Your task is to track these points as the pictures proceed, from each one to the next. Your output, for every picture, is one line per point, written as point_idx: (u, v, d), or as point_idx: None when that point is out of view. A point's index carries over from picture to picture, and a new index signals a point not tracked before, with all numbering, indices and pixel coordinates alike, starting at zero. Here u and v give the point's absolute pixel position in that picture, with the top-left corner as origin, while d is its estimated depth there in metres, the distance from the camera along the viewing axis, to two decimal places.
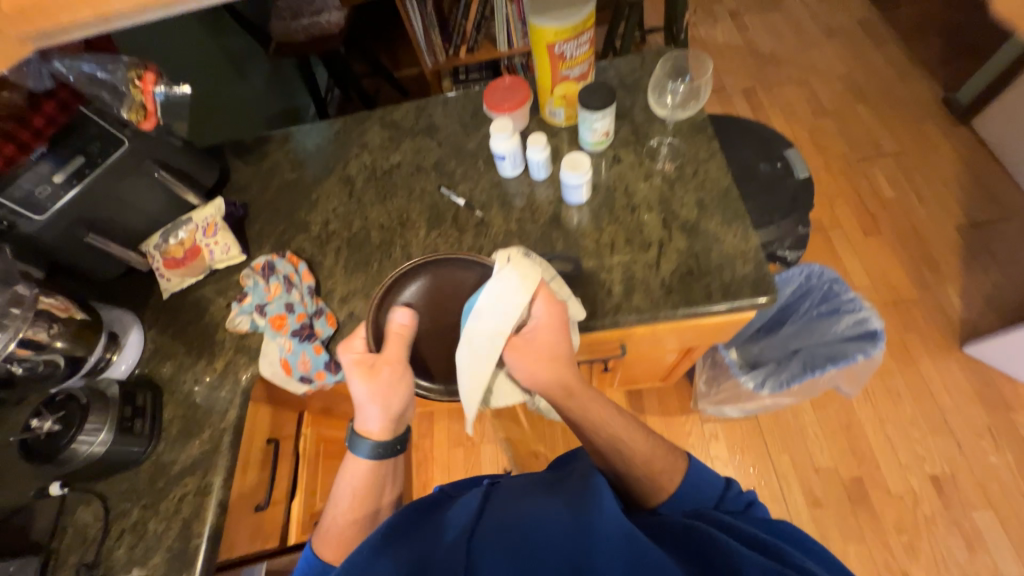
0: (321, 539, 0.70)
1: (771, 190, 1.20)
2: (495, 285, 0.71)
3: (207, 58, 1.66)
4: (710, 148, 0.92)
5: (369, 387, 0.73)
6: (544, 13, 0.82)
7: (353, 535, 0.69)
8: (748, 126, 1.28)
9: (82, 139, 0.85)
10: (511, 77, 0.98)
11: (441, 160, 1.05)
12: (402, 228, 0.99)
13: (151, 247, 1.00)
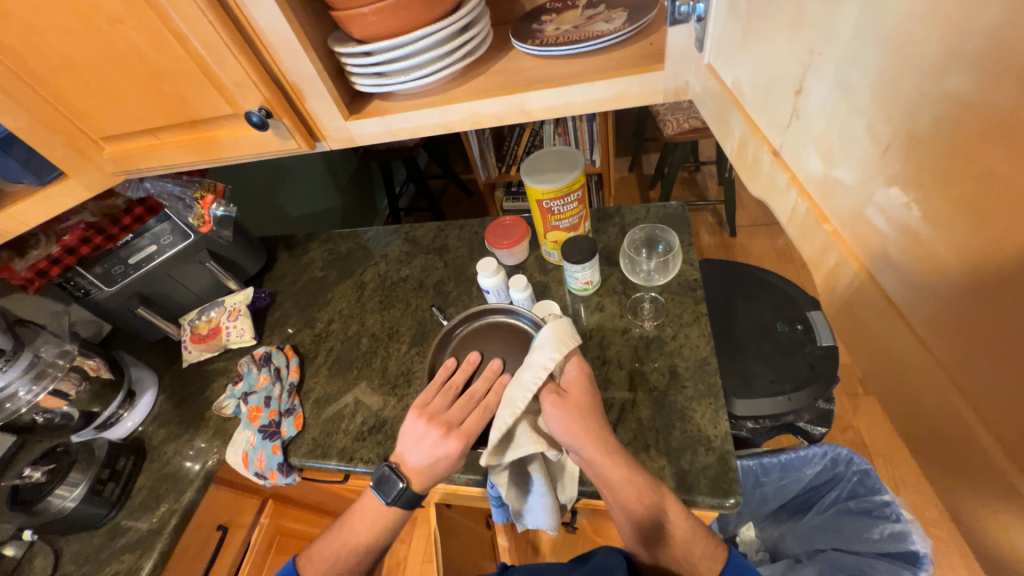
0: (320, 550, 0.73)
1: (786, 354, 1.09)
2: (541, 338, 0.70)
3: (305, 163, 2.00)
4: (694, 312, 0.89)
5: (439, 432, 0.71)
6: (536, 175, 0.91)
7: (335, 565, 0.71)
8: (769, 281, 1.22)
9: (155, 233, 1.05)
10: (511, 217, 1.05)
11: (441, 281, 1.13)
12: (389, 339, 1.05)
13: (187, 320, 1.18)
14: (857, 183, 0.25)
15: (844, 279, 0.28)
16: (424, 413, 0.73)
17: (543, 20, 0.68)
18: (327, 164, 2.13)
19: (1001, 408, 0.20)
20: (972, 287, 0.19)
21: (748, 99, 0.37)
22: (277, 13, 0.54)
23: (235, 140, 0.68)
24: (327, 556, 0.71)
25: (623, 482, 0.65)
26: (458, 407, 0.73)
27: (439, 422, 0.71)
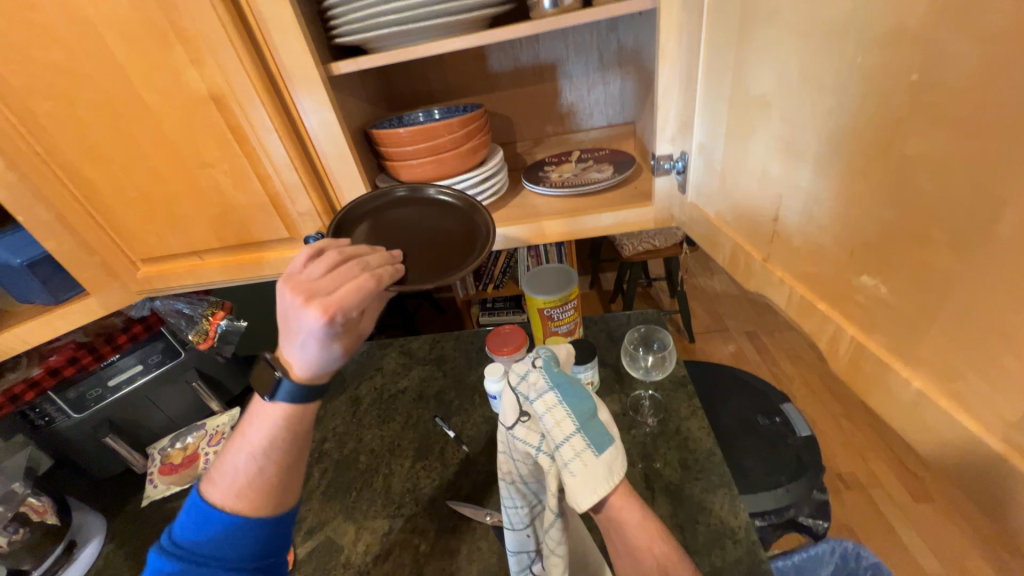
0: (222, 482, 0.55)
1: (772, 446, 1.16)
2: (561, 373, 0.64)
3: None
4: (689, 406, 0.96)
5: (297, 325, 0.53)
6: (537, 288, 1.03)
7: (252, 492, 0.54)
8: (740, 378, 1.34)
9: (147, 350, 1.02)
10: (510, 325, 1.15)
11: (442, 390, 1.15)
12: (390, 455, 1.01)
13: (156, 449, 1.07)
14: (838, 278, 0.37)
15: (843, 344, 0.37)
16: (286, 278, 0.53)
17: (547, 169, 0.87)
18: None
19: (981, 420, 0.28)
20: (935, 335, 0.29)
21: (733, 225, 0.52)
22: (349, 161, 0.68)
23: (282, 260, 0.75)
24: (235, 474, 0.54)
25: (631, 517, 0.57)
26: (331, 273, 0.53)
27: (296, 288, 0.51)
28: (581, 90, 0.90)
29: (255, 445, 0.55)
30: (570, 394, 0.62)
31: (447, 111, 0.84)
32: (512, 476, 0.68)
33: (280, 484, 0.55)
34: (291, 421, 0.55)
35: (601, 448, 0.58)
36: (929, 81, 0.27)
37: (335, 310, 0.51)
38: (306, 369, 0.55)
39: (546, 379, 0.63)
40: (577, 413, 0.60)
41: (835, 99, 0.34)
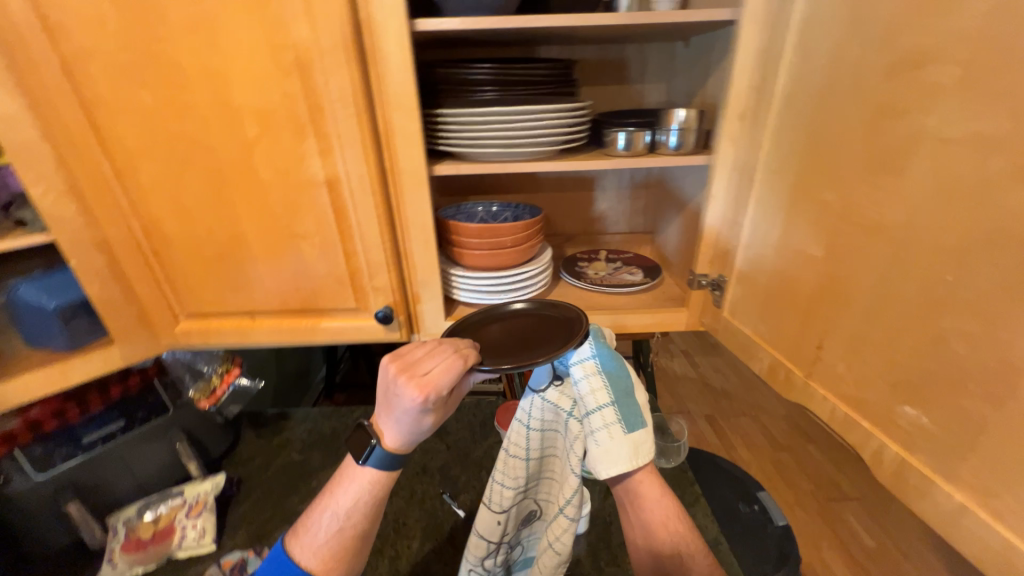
0: (305, 539, 0.65)
1: (754, 535, 1.23)
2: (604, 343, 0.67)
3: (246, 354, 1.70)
4: (692, 494, 1.02)
5: (394, 396, 0.63)
6: None
7: (334, 551, 0.63)
8: (719, 464, 1.43)
9: (136, 404, 0.96)
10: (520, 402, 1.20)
11: (446, 465, 1.14)
12: (396, 535, 0.97)
13: (120, 519, 0.94)
14: (882, 405, 0.48)
15: (887, 458, 0.47)
16: (394, 355, 0.64)
17: (582, 265, 0.99)
18: (280, 354, 1.89)
19: (1015, 529, 0.37)
20: (970, 459, 0.40)
21: (771, 343, 0.63)
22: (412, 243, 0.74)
23: (341, 329, 0.77)
24: (320, 535, 0.64)
25: (650, 494, 0.63)
26: (431, 354, 0.64)
27: (403, 367, 0.62)
28: (612, 201, 1.05)
29: (339, 506, 0.65)
30: (610, 366, 0.64)
31: (505, 207, 0.94)
32: (520, 446, 0.70)
33: (353, 546, 0.64)
34: (373, 487, 0.65)
35: (632, 426, 0.61)
36: (961, 283, 0.39)
37: (432, 393, 0.60)
38: (395, 441, 0.64)
39: (591, 347, 0.65)
40: (615, 387, 0.63)
41: (879, 275, 0.46)
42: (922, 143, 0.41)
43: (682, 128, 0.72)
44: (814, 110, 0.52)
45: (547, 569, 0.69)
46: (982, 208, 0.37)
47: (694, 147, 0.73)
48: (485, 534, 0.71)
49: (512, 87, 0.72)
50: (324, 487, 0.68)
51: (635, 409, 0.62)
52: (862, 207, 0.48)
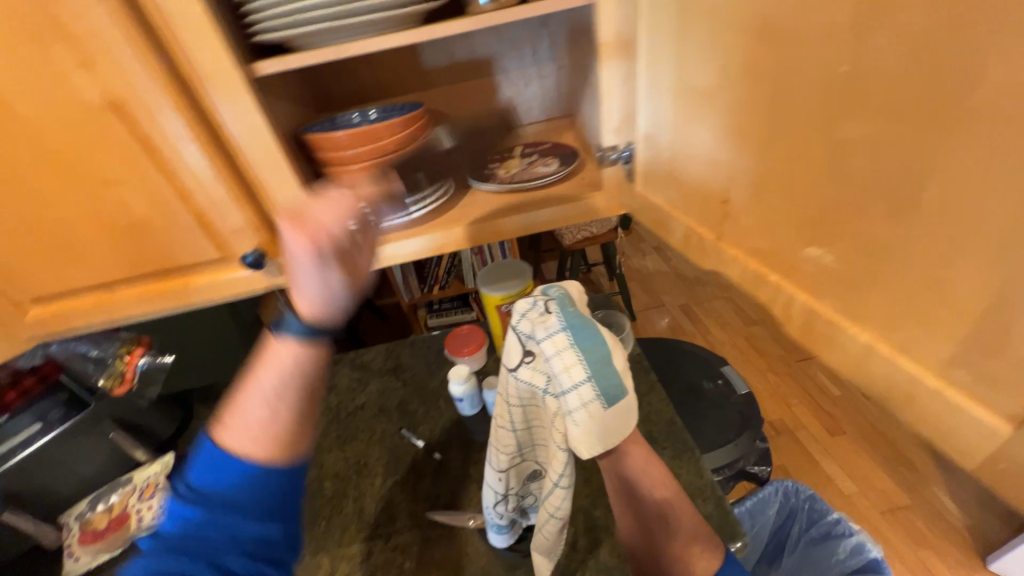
0: (233, 427, 0.53)
1: (719, 408, 1.26)
2: (575, 319, 0.68)
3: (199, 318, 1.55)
4: (648, 382, 1.01)
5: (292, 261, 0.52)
6: (493, 283, 1.02)
7: (273, 433, 0.51)
8: (684, 349, 1.43)
9: (47, 405, 0.89)
10: (468, 326, 1.15)
11: (404, 400, 1.11)
12: (358, 476, 0.96)
13: (72, 516, 0.92)
14: (786, 251, 0.41)
15: (795, 309, 0.42)
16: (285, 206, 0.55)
17: (492, 166, 0.86)
18: None
19: (918, 358, 0.33)
20: (876, 290, 0.34)
21: (683, 209, 0.55)
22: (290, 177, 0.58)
23: (212, 286, 0.66)
24: (252, 423, 0.51)
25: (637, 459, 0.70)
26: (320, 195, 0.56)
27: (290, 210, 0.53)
28: (518, 84, 0.89)
29: (265, 385, 0.52)
30: (582, 337, 0.66)
31: (384, 110, 0.78)
32: (505, 420, 0.73)
33: (307, 381, 0.52)
34: (299, 362, 0.52)
35: (609, 398, 0.64)
36: (859, 71, 0.30)
37: (336, 224, 0.54)
38: (309, 302, 0.52)
39: (561, 320, 0.67)
40: (588, 355, 0.65)
41: (772, 90, 0.37)
42: None
43: None
44: None
45: (548, 533, 0.70)
46: None
47: None
48: (494, 486, 0.76)
49: None
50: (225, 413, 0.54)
51: (611, 377, 0.64)
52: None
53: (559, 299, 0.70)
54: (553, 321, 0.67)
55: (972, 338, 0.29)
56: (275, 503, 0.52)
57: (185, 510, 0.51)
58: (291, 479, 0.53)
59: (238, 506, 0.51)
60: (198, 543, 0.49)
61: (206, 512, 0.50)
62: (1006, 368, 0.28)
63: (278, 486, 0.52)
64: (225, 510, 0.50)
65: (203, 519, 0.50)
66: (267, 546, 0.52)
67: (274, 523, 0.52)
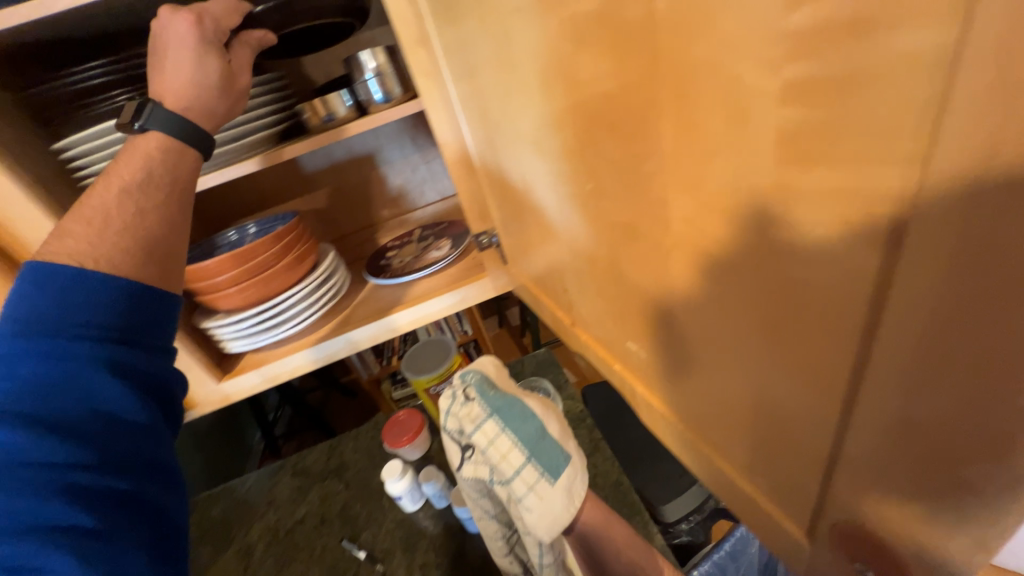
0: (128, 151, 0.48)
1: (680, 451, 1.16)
2: (495, 395, 0.46)
3: None
4: (592, 439, 0.97)
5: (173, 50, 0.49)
6: (419, 369, 1.01)
7: (127, 227, 0.44)
8: None
9: None
10: (406, 410, 1.11)
11: (347, 504, 1.03)
12: None
13: None
14: (617, 341, 0.40)
15: (639, 398, 0.40)
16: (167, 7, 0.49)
17: (388, 255, 0.85)
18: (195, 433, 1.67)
19: (729, 459, 0.31)
20: (683, 386, 0.33)
21: (544, 291, 0.55)
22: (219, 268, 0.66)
23: None
24: (104, 198, 0.44)
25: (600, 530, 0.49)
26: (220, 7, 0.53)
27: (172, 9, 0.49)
28: (404, 172, 0.91)
29: (124, 183, 0.46)
30: (509, 413, 0.45)
31: (265, 223, 0.78)
32: (487, 524, 0.54)
33: (165, 171, 0.48)
34: (152, 191, 0.46)
35: (558, 472, 0.42)
36: (596, 191, 0.30)
37: (183, 26, 0.48)
38: (178, 92, 0.49)
39: (482, 405, 0.46)
40: (523, 436, 0.43)
41: (556, 196, 0.38)
42: (507, 20, 0.30)
43: (379, 75, 0.59)
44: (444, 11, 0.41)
45: None
46: (565, 91, 0.28)
47: (405, 95, 0.60)
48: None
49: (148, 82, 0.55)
50: (51, 234, 0.44)
51: (557, 455, 0.43)
52: (514, 118, 0.37)
53: (473, 372, 0.49)
54: (472, 403, 0.46)
55: (756, 446, 0.28)
56: (132, 333, 0.40)
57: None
58: (150, 352, 0.41)
59: (95, 358, 0.37)
60: (37, 400, 0.34)
61: (34, 400, 0.34)
62: (780, 475, 0.27)
63: (152, 339, 0.42)
64: (70, 344, 0.36)
65: (41, 373, 0.35)
66: (125, 430, 0.36)
67: (138, 395, 0.38)
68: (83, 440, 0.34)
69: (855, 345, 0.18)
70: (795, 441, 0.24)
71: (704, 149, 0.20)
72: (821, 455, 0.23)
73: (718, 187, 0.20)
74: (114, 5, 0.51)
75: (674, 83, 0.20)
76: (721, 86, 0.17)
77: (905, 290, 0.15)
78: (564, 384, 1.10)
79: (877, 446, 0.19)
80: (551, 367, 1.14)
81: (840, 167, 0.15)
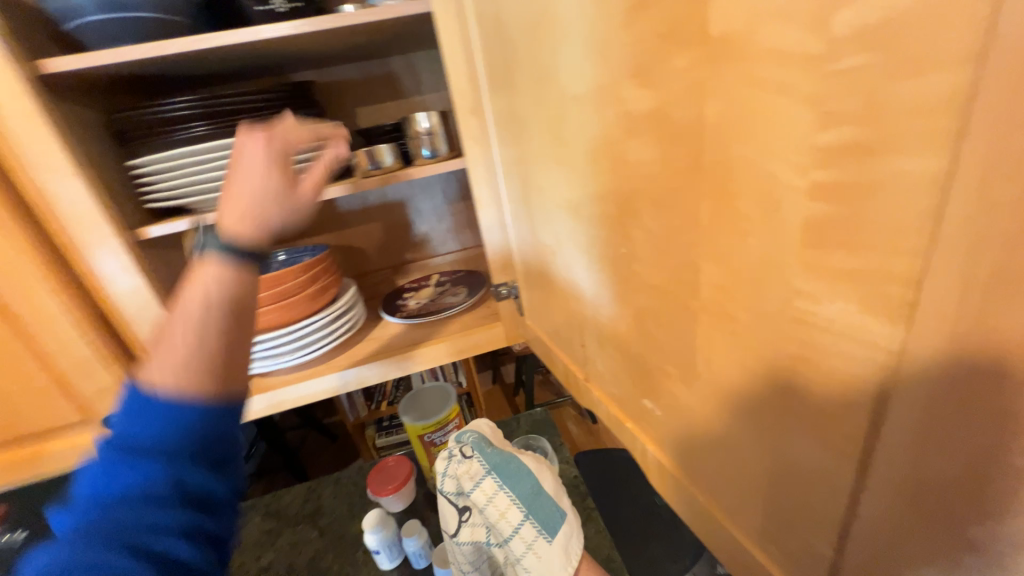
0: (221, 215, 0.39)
1: None
2: (493, 454, 0.49)
3: None
4: (585, 509, 0.93)
5: (249, 175, 0.40)
6: (416, 413, 0.99)
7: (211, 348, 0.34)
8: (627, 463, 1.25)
9: None
10: (394, 457, 1.07)
11: (318, 554, 0.97)
12: None
13: None
14: (632, 399, 0.42)
15: (649, 458, 0.41)
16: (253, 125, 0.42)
17: (405, 296, 0.88)
18: None
19: (740, 523, 0.32)
20: (695, 448, 0.34)
21: (559, 345, 0.57)
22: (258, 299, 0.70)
23: (70, 451, 0.63)
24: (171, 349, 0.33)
25: None
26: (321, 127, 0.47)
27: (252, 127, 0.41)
28: (431, 221, 0.96)
29: (194, 310, 0.34)
30: (509, 471, 0.48)
31: (296, 253, 0.82)
32: None
33: (234, 302, 0.36)
34: (217, 315, 0.35)
35: (554, 529, 0.46)
36: (629, 254, 0.34)
37: (259, 147, 0.40)
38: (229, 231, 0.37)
39: (482, 462, 0.49)
40: (521, 494, 0.47)
41: (586, 257, 0.41)
42: (562, 106, 0.36)
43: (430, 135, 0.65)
44: (501, 93, 0.48)
45: None
46: (609, 169, 0.32)
47: (450, 153, 0.67)
48: None
49: (228, 118, 0.61)
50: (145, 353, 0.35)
51: (552, 509, 0.47)
52: (554, 184, 0.42)
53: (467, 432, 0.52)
54: (472, 465, 0.49)
55: (769, 509, 0.28)
56: (203, 471, 0.32)
57: (66, 525, 0.29)
58: (230, 472, 0.34)
59: (155, 477, 0.30)
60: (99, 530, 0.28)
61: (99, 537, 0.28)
62: (794, 541, 0.27)
63: (225, 474, 0.33)
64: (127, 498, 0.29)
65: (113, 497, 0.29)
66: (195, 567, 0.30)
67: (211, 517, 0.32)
68: (160, 493, 0.30)
69: (865, 411, 0.20)
70: (808, 504, 0.25)
71: (736, 227, 0.23)
72: (835, 523, 0.24)
73: (743, 261, 0.24)
74: (211, 53, 0.58)
75: (713, 170, 0.23)
76: (755, 179, 0.21)
77: (915, 363, 0.17)
78: (559, 448, 1.06)
79: (890, 513, 0.21)
80: (547, 427, 1.12)
81: (859, 253, 0.18)
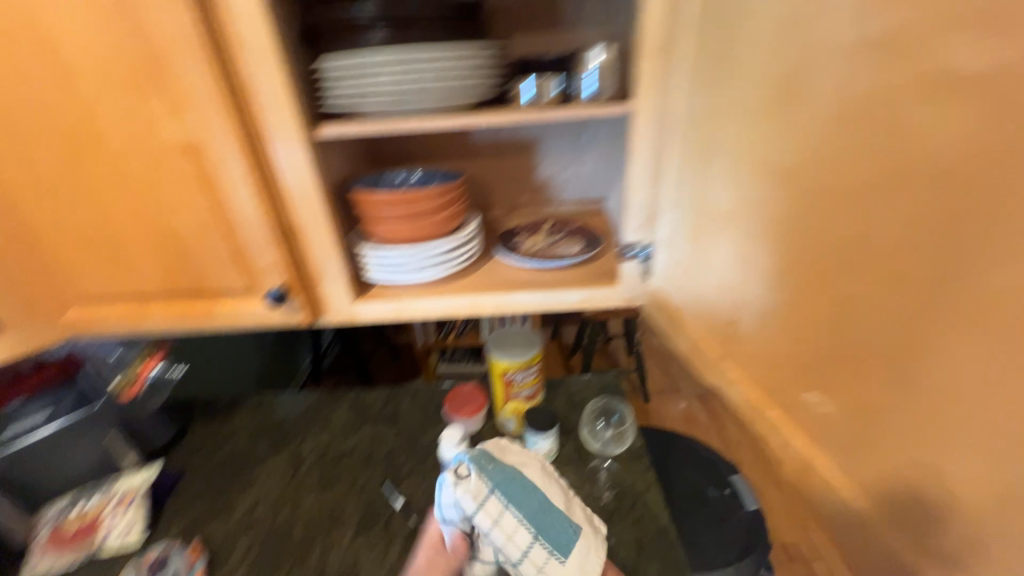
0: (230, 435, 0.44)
1: (717, 526, 1.05)
2: (499, 478, 0.63)
3: None
4: (647, 479, 0.94)
5: None
6: (503, 351, 1.02)
7: None
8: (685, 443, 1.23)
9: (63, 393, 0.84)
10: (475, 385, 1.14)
11: (392, 451, 0.99)
12: (325, 531, 0.85)
13: (52, 512, 0.84)
14: (787, 385, 0.40)
15: (793, 448, 0.39)
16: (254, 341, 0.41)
17: (519, 237, 0.89)
18: None
19: None
20: (874, 448, 0.32)
21: (692, 315, 0.55)
22: (396, 213, 0.73)
23: (230, 312, 0.73)
24: None
25: None
26: None
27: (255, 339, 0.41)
28: (556, 167, 0.94)
29: None
30: (512, 492, 0.62)
31: (428, 174, 0.84)
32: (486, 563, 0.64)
33: None
34: None
35: (565, 547, 0.62)
36: (857, 233, 0.31)
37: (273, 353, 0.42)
38: None
39: (487, 482, 0.62)
40: (528, 514, 0.62)
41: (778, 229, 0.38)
42: (814, 55, 0.32)
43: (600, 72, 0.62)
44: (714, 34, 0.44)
45: None
46: (866, 134, 0.29)
47: (614, 95, 0.63)
48: None
49: (405, 28, 0.62)
50: None
51: (557, 524, 0.63)
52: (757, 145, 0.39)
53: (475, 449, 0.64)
54: (482, 483, 0.61)
55: None
56: None
57: None
58: None
59: None
60: None
61: None
62: None
63: None
64: None
65: None
66: None
67: None
68: None
69: None
70: None
71: None
72: None
73: None
74: None
75: None
76: None
77: None
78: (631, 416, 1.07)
79: None
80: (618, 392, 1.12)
81: None
